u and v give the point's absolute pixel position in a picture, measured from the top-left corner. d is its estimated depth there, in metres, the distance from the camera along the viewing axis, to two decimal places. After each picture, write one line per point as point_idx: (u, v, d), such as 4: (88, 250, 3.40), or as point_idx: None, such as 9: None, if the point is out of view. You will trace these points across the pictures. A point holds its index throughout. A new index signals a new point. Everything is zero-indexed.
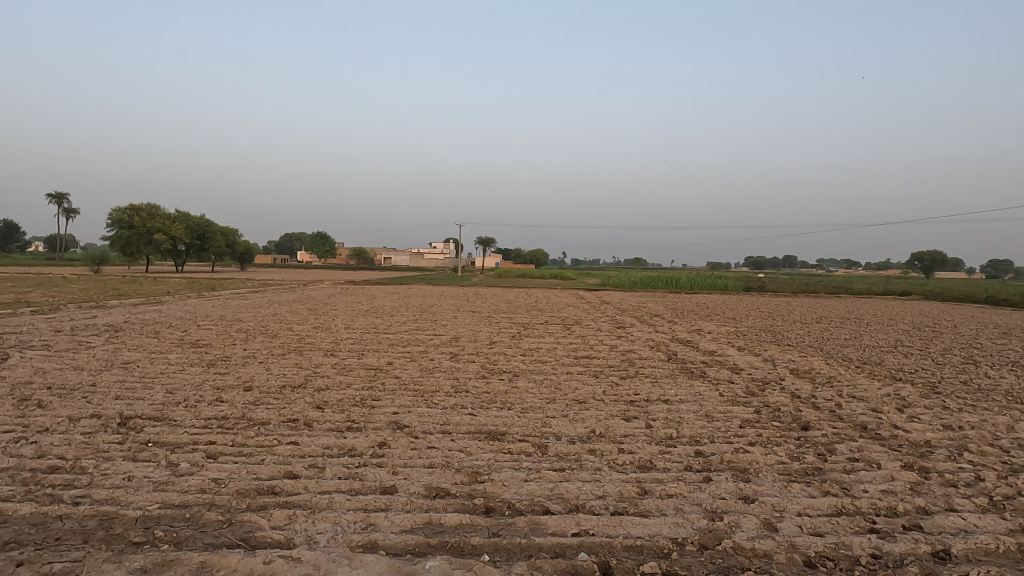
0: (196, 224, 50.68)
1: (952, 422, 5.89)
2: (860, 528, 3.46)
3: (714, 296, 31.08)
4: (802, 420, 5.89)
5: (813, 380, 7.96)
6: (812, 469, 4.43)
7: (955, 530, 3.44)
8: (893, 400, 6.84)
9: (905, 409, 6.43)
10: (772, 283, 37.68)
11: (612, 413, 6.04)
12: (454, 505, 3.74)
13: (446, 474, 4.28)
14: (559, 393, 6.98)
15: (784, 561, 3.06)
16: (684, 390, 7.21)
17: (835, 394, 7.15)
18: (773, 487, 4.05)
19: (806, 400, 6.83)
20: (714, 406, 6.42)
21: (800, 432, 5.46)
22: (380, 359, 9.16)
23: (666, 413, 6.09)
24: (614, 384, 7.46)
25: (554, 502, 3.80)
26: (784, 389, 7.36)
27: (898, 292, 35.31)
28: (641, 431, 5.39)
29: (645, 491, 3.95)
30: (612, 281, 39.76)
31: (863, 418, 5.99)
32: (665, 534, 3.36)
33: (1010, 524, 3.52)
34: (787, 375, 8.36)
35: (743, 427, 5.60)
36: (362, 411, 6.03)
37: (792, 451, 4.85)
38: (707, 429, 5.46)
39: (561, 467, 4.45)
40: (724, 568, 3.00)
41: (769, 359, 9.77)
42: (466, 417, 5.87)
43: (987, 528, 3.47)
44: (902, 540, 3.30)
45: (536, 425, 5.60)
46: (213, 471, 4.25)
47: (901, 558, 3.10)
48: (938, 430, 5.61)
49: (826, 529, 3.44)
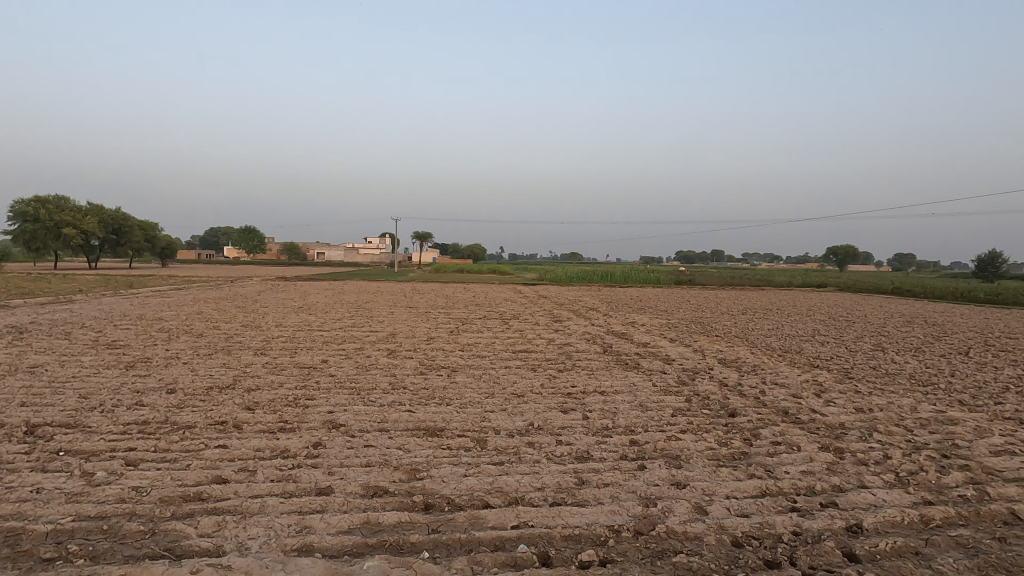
0: (112, 217, 47.69)
1: (863, 405, 6.31)
2: (782, 507, 3.65)
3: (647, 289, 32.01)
4: (730, 407, 6.17)
5: (739, 369, 8.36)
6: (739, 454, 4.65)
7: (866, 506, 3.68)
8: (812, 386, 7.28)
9: (823, 394, 6.84)
10: (703, 276, 39.12)
11: (551, 405, 6.13)
12: (393, 504, 3.70)
13: (385, 473, 4.21)
14: (498, 387, 7.02)
15: (714, 543, 3.20)
16: (620, 381, 7.40)
17: (760, 381, 7.53)
18: (703, 473, 4.23)
19: (733, 387, 7.16)
20: (649, 396, 6.63)
21: (728, 419, 5.72)
22: (314, 357, 8.90)
23: (602, 404, 6.22)
24: (551, 377, 7.57)
25: (493, 496, 3.81)
26: (713, 378, 7.69)
27: (815, 284, 37.66)
28: (579, 422, 5.49)
29: (582, 481, 4.03)
30: (549, 275, 40.42)
31: (785, 403, 6.34)
32: (602, 522, 3.44)
33: (914, 497, 3.81)
34: (716, 364, 8.72)
35: (674, 415, 5.81)
36: (296, 411, 5.85)
37: (720, 438, 5.06)
38: (641, 419, 5.62)
39: (501, 460, 4.47)
40: (657, 552, 3.10)
41: (699, 350, 10.15)
42: (404, 413, 5.79)
43: (895, 502, 3.74)
44: (820, 517, 3.51)
45: (475, 420, 5.60)
46: (134, 479, 4.01)
47: (818, 534, 3.30)
48: (851, 412, 6.01)
49: (752, 510, 3.61)
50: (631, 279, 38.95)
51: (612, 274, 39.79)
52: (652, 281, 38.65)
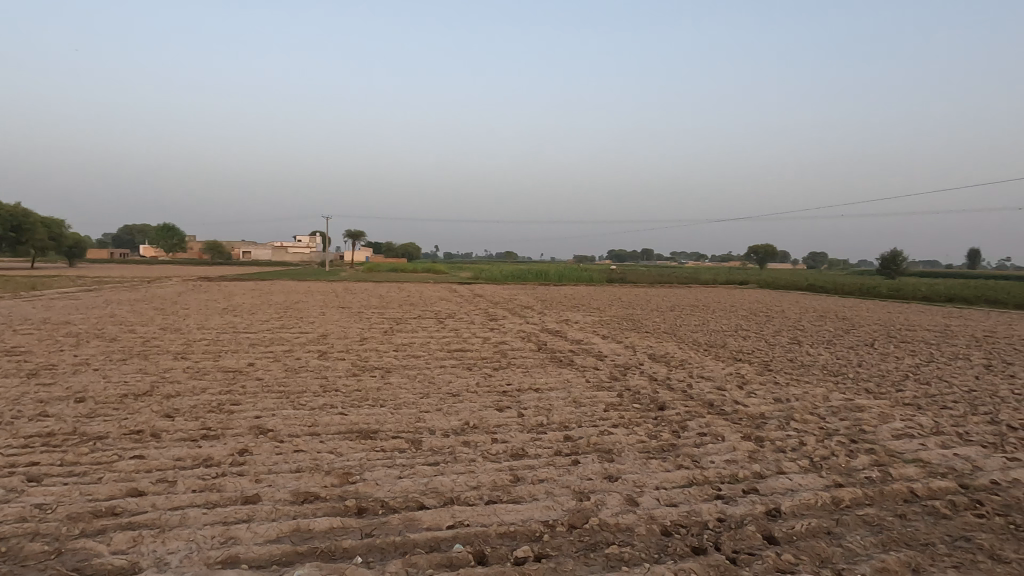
0: (10, 213, 43.88)
1: (781, 395, 6.69)
2: (708, 495, 3.81)
3: (580, 288, 32.63)
4: (659, 400, 6.38)
5: (668, 364, 8.67)
6: (668, 445, 4.82)
7: (784, 490, 3.90)
8: (735, 378, 7.64)
9: (745, 386, 7.20)
10: (633, 274, 40.25)
11: (486, 404, 6.14)
12: (325, 509, 3.60)
13: (316, 478, 4.09)
14: (433, 387, 6.96)
15: (644, 532, 3.30)
16: (554, 378, 7.51)
17: (687, 375, 7.83)
18: (634, 465, 4.35)
19: (662, 382, 7.41)
20: (582, 392, 6.76)
21: (657, 412, 5.91)
22: (240, 361, 8.53)
23: (537, 401, 6.29)
24: (487, 376, 7.58)
25: (428, 497, 3.78)
26: (644, 373, 7.93)
27: (737, 282, 39.54)
28: (514, 420, 5.53)
29: (517, 479, 4.06)
30: (485, 274, 40.42)
31: (710, 396, 6.62)
32: (537, 518, 3.48)
33: (826, 480, 4.07)
34: (646, 360, 8.99)
35: (607, 410, 5.96)
36: (220, 417, 5.59)
37: (650, 431, 5.22)
38: (575, 415, 5.72)
39: (436, 461, 4.44)
40: (591, 545, 3.17)
41: (630, 346, 10.44)
42: (336, 416, 5.65)
43: (809, 485, 3.98)
44: (742, 503, 3.68)
45: (410, 421, 5.54)
46: (37, 496, 3.72)
47: (741, 519, 3.46)
48: (770, 402, 6.35)
49: (680, 499, 3.75)
50: (564, 278, 39.53)
51: (547, 272, 40.05)
52: (585, 279, 39.38)
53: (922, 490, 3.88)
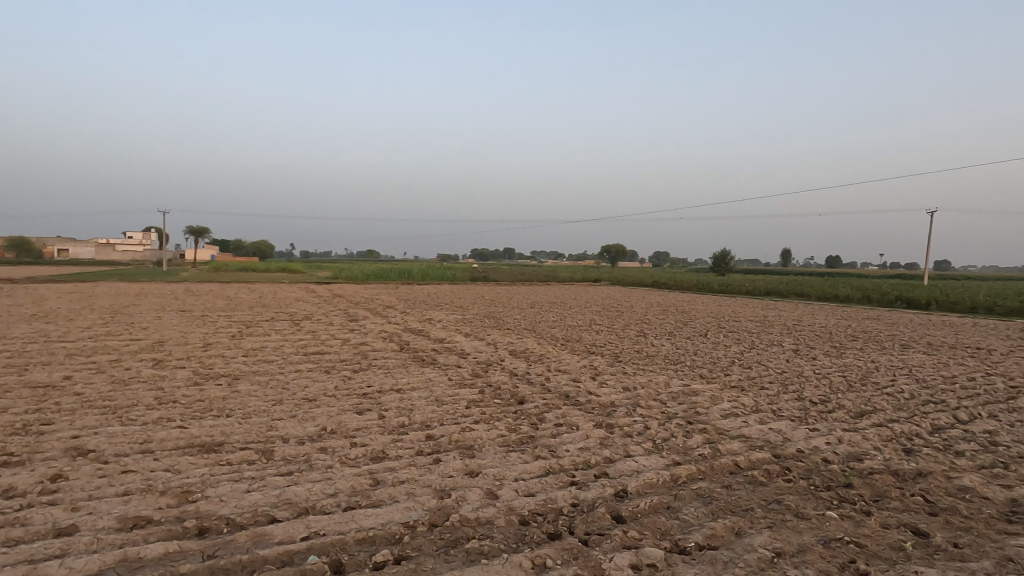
0: None
1: (629, 384, 7.20)
2: (563, 482, 4.00)
3: (444, 286, 32.64)
4: (519, 395, 6.57)
5: (527, 359, 8.95)
6: (526, 438, 4.98)
7: (631, 472, 4.20)
8: (588, 370, 8.09)
9: (597, 377, 7.65)
10: (496, 272, 41.05)
11: (345, 408, 5.92)
12: (159, 534, 3.25)
13: (149, 500, 3.69)
14: (287, 393, 6.57)
15: (503, 524, 3.38)
16: (416, 377, 7.43)
17: (545, 369, 8.15)
18: (494, 459, 4.44)
19: (522, 376, 7.64)
20: (444, 390, 6.77)
21: (517, 406, 6.09)
22: (53, 374, 7.43)
23: (398, 402, 6.18)
24: (346, 379, 7.31)
25: (280, 509, 3.56)
26: (504, 369, 8.12)
27: (592, 279, 41.90)
28: (374, 422, 5.40)
29: (377, 482, 3.96)
30: (344, 273, 38.89)
31: (566, 388, 6.95)
32: (397, 520, 3.42)
33: (666, 459, 4.45)
34: (507, 356, 9.22)
35: (468, 407, 6.02)
36: (25, 440, 4.82)
37: (510, 424, 5.36)
38: (437, 414, 5.71)
39: (289, 471, 4.20)
40: (451, 542, 3.18)
41: (491, 343, 10.64)
42: (173, 431, 5.12)
43: (652, 465, 4.33)
44: (593, 487, 3.91)
45: (260, 430, 5.18)
46: None
47: (592, 503, 3.67)
48: (619, 391, 6.82)
49: (537, 489, 3.90)
50: (428, 277, 39.24)
51: (409, 272, 39.12)
52: (448, 277, 39.41)
53: (743, 462, 4.39)
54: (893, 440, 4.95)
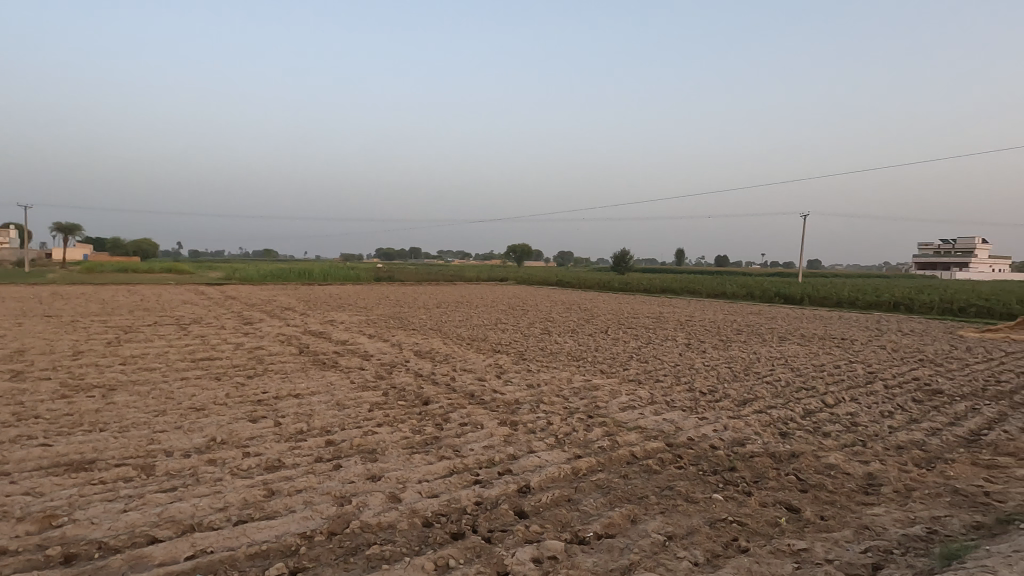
0: None
1: (533, 381, 7.34)
2: (467, 481, 4.00)
3: (347, 287, 31.62)
4: (423, 395, 6.50)
5: (433, 359, 8.88)
6: (431, 439, 4.93)
7: (533, 468, 4.27)
8: (494, 369, 8.15)
9: (502, 375, 7.72)
10: (401, 272, 40.34)
11: (237, 416, 5.59)
12: (15, 565, 2.91)
13: (2, 528, 3.29)
14: (171, 403, 6.09)
15: (405, 527, 3.32)
16: (316, 382, 7.15)
17: (450, 369, 8.12)
18: (397, 462, 4.36)
19: (427, 377, 7.56)
20: (346, 394, 6.56)
21: (422, 407, 6.02)
22: None
23: (296, 408, 5.92)
24: (239, 385, 6.90)
25: (163, 528, 3.30)
26: (409, 370, 8.01)
27: (499, 279, 42.28)
28: (270, 430, 5.13)
29: (272, 493, 3.77)
30: (238, 274, 36.68)
31: (471, 387, 6.96)
32: (294, 531, 3.28)
33: (568, 453, 4.58)
34: (412, 356, 9.09)
35: (371, 410, 5.87)
36: None
37: (414, 426, 5.29)
38: (338, 418, 5.53)
39: (174, 486, 3.90)
40: (351, 549, 3.09)
41: (396, 344, 10.45)
42: (34, 449, 4.60)
43: (554, 460, 4.43)
44: (497, 484, 3.94)
45: (139, 444, 4.77)
46: None
47: (495, 500, 3.70)
48: (524, 389, 6.92)
49: (441, 489, 3.87)
50: (330, 277, 37.84)
51: (309, 271, 37.26)
52: (352, 277, 38.24)
53: (640, 452, 4.60)
54: (771, 424, 5.37)
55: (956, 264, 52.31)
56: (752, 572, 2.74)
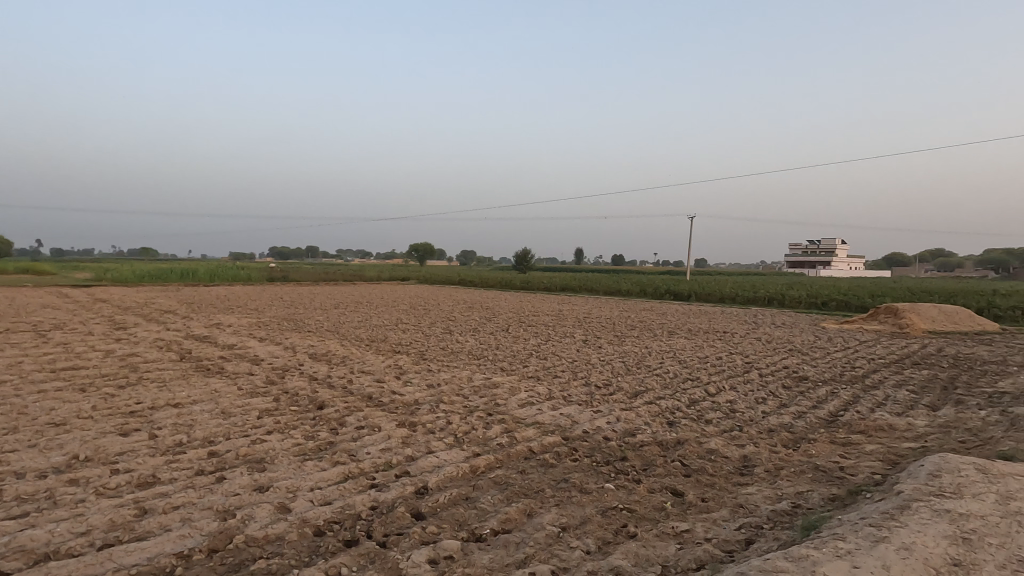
0: None
1: (433, 381, 7.27)
2: (362, 486, 3.89)
3: (236, 288, 29.78)
4: (318, 400, 6.25)
5: (329, 362, 8.56)
6: (324, 445, 4.74)
7: (431, 468, 4.23)
8: (393, 370, 7.99)
9: (402, 376, 7.58)
10: (297, 272, 38.60)
11: (105, 430, 5.09)
12: None
13: None
14: (25, 419, 5.44)
15: (295, 538, 3.18)
16: (199, 390, 6.66)
17: (348, 371, 7.86)
18: (288, 470, 4.16)
19: (323, 381, 7.28)
20: (232, 401, 6.17)
21: (316, 412, 5.78)
22: None
23: (175, 418, 5.48)
24: (107, 396, 6.29)
25: (10, 559, 2.94)
26: (303, 374, 7.66)
27: (400, 279, 41.58)
28: (144, 444, 4.72)
29: (144, 512, 3.47)
30: (110, 274, 33.47)
31: (369, 389, 6.78)
32: (169, 552, 3.03)
33: (466, 452, 4.57)
34: (307, 360, 8.72)
35: (260, 417, 5.56)
36: None
37: (307, 432, 5.06)
38: (223, 427, 5.19)
39: (26, 512, 3.48)
40: (234, 566, 2.90)
41: (289, 347, 9.97)
42: None
43: (453, 459, 4.41)
44: (393, 487, 3.86)
45: None
46: None
47: (392, 503, 3.62)
48: (423, 389, 6.84)
49: (334, 496, 3.73)
50: (217, 278, 35.47)
51: (194, 271, 34.85)
52: (242, 277, 36.07)
53: (537, 447, 4.68)
54: (659, 414, 5.67)
55: (821, 263, 57.90)
56: (639, 555, 2.88)
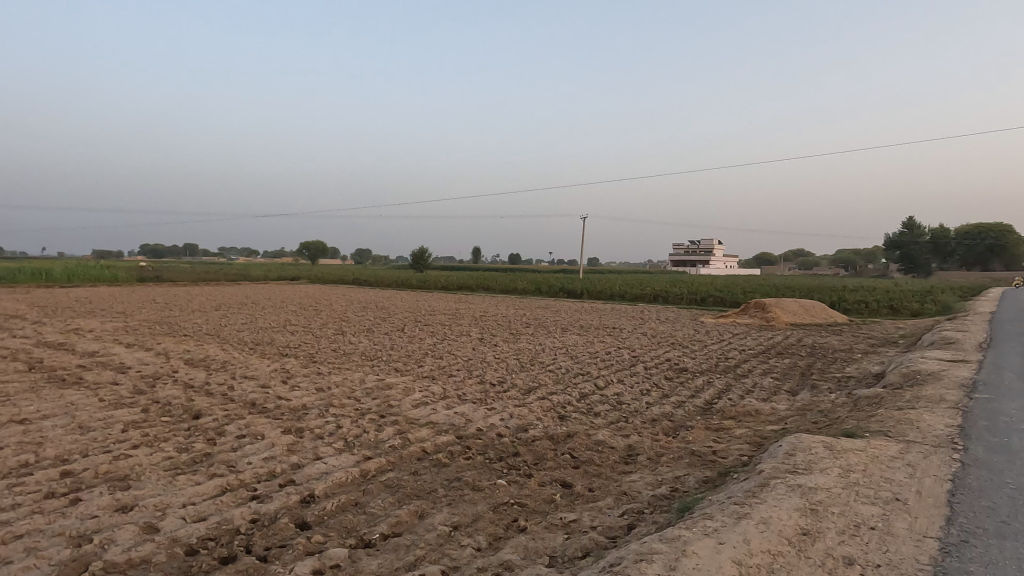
0: None
1: (323, 384, 6.98)
2: (242, 499, 3.66)
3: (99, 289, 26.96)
4: (194, 409, 5.80)
5: (208, 368, 7.97)
6: (200, 457, 4.41)
7: (318, 475, 4.06)
8: (279, 374, 7.59)
9: (289, 381, 7.22)
10: (172, 271, 35.63)
11: None
12: None
13: None
14: None
15: (164, 560, 2.93)
16: (51, 403, 5.96)
17: (229, 377, 7.36)
18: (157, 487, 3.83)
19: (200, 388, 6.77)
20: (92, 414, 5.57)
21: (191, 422, 5.36)
22: None
23: (21, 436, 4.87)
24: None
25: None
26: (177, 382, 7.08)
27: (290, 279, 39.63)
28: None
29: None
30: None
31: (252, 395, 6.39)
32: None
33: (356, 456, 4.44)
34: (182, 366, 8.07)
35: (125, 431, 5.07)
36: None
37: (180, 444, 4.68)
38: (80, 444, 4.67)
39: None
40: None
41: (162, 353, 9.18)
42: None
43: (342, 465, 4.26)
44: (277, 497, 3.67)
45: None
46: None
47: (274, 515, 3.44)
48: (312, 393, 6.56)
49: (210, 511, 3.48)
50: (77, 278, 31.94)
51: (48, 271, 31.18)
52: (107, 277, 32.75)
53: (430, 447, 4.64)
54: (551, 409, 5.83)
55: (700, 263, 62.11)
56: (528, 548, 2.93)
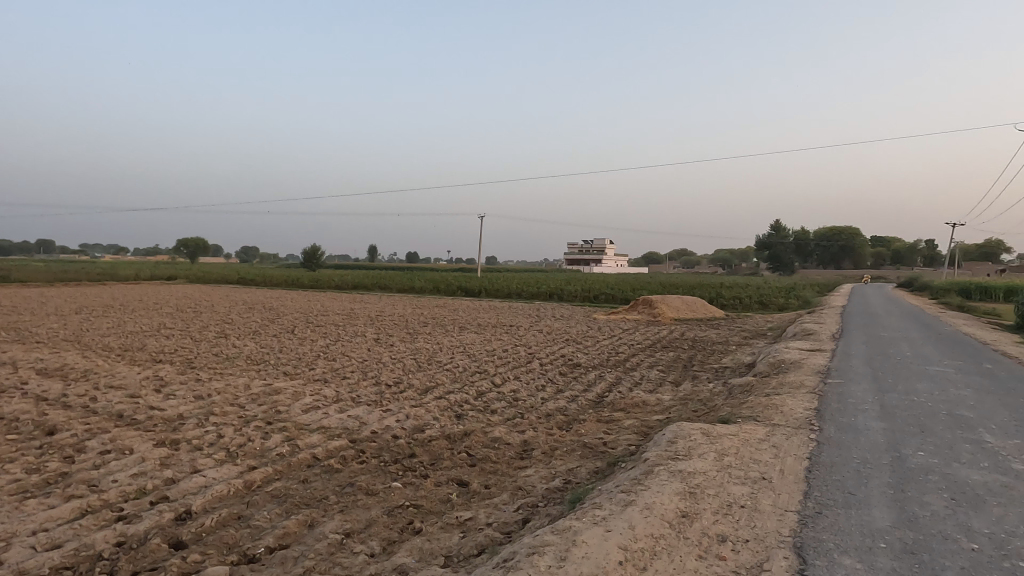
0: None
1: (202, 392, 6.49)
2: (106, 521, 3.32)
3: None
4: (47, 424, 5.18)
5: (65, 378, 7.15)
6: (55, 478, 3.95)
7: (196, 490, 3.77)
8: (151, 383, 6.96)
9: (162, 389, 6.64)
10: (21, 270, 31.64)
11: None
12: None
13: None
14: None
15: None
16: None
17: (90, 388, 6.65)
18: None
19: (54, 401, 6.06)
20: None
21: (44, 439, 4.79)
22: None
23: None
24: None
25: None
26: (27, 395, 6.29)
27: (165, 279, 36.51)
28: None
29: None
30: None
31: (119, 406, 5.82)
32: None
33: (240, 467, 4.17)
34: (33, 377, 7.18)
35: None
36: None
37: (29, 465, 4.17)
38: None
39: None
40: None
41: (7, 363, 8.12)
42: None
43: (223, 477, 3.98)
44: (147, 516, 3.36)
45: None
46: None
47: (144, 535, 3.15)
48: (190, 402, 6.08)
49: (66, 537, 3.13)
50: None
51: None
52: None
53: (321, 453, 4.46)
54: (448, 408, 5.80)
55: (594, 262, 64.48)
56: (423, 550, 2.89)
